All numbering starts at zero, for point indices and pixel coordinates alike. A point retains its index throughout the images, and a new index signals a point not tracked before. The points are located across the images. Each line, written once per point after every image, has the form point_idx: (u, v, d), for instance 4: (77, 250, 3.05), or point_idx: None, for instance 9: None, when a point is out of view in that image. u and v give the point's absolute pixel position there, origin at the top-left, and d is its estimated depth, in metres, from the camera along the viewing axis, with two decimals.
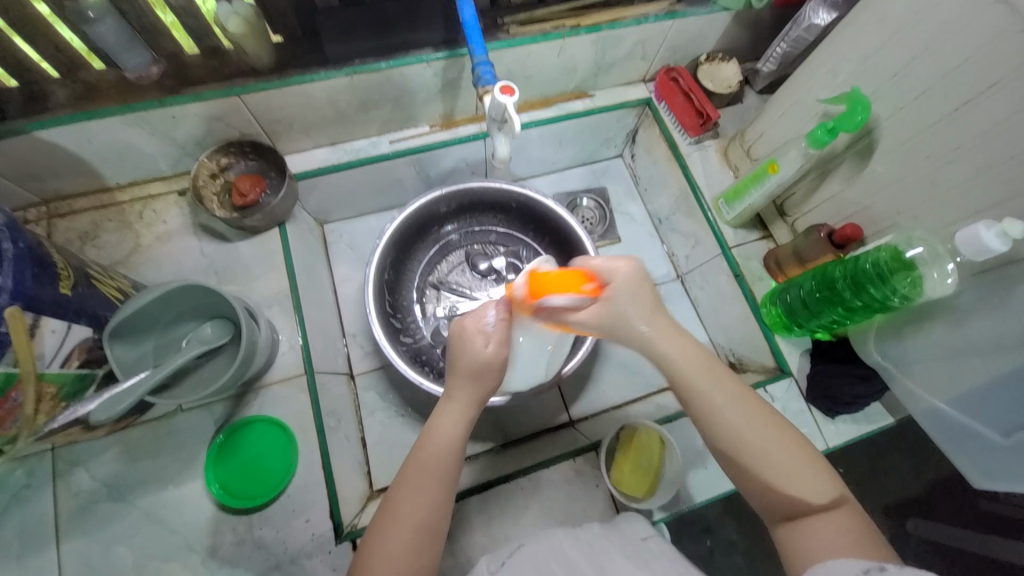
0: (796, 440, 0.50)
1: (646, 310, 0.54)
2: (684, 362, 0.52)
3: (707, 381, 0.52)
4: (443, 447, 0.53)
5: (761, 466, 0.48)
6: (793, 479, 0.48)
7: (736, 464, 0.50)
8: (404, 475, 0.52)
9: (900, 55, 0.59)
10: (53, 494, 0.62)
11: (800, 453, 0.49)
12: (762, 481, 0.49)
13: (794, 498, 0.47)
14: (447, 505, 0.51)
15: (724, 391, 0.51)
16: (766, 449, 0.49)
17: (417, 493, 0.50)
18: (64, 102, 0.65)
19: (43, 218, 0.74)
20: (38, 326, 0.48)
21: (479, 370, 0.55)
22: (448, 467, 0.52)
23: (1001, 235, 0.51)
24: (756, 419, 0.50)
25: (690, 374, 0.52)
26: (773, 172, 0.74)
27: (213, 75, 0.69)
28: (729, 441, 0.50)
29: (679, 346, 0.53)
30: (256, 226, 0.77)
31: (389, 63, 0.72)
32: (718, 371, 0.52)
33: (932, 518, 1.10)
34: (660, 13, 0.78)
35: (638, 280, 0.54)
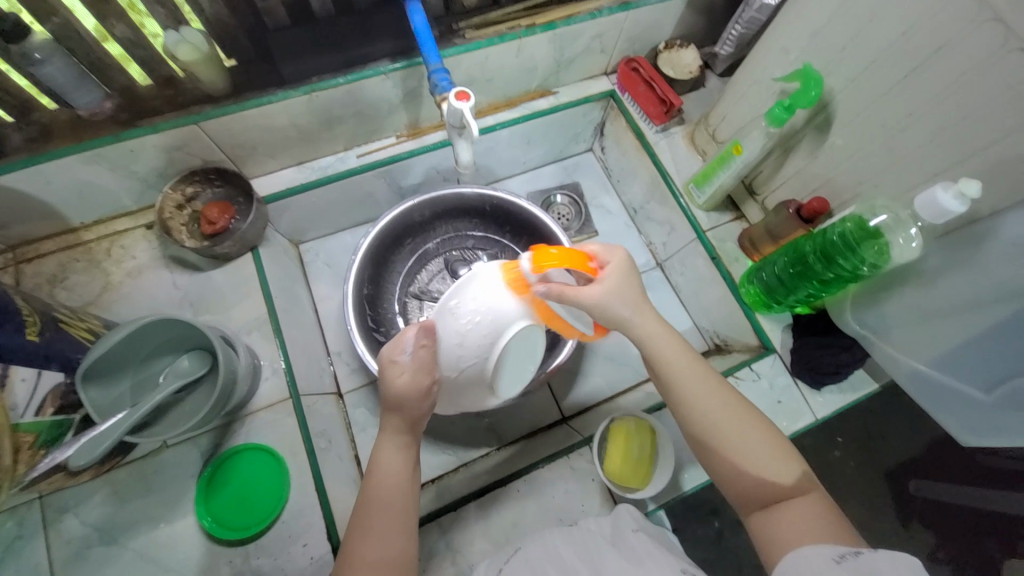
0: (767, 429, 0.53)
1: (637, 300, 0.56)
2: (659, 348, 0.55)
3: (686, 372, 0.54)
4: (389, 479, 0.54)
5: (732, 454, 0.51)
6: (761, 465, 0.50)
7: (709, 449, 0.52)
8: (356, 517, 0.53)
9: (847, 28, 0.60)
10: (42, 545, 0.61)
11: (768, 440, 0.52)
12: (733, 468, 0.51)
13: (759, 479, 0.50)
14: (406, 539, 0.52)
15: (700, 380, 0.54)
16: (735, 435, 0.51)
17: (370, 532, 0.51)
18: (18, 145, 0.64)
19: (9, 264, 0.72)
20: (6, 376, 0.49)
21: (401, 401, 0.56)
22: (398, 497, 0.54)
23: (958, 195, 0.52)
24: (731, 408, 0.53)
25: (672, 365, 0.54)
26: (738, 152, 0.75)
27: (168, 105, 0.68)
28: (703, 425, 0.53)
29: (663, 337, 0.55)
30: (228, 252, 0.76)
31: (346, 78, 0.71)
32: (697, 362, 0.56)
33: (932, 479, 1.11)
34: (613, 5, 0.79)
35: (630, 272, 0.56)
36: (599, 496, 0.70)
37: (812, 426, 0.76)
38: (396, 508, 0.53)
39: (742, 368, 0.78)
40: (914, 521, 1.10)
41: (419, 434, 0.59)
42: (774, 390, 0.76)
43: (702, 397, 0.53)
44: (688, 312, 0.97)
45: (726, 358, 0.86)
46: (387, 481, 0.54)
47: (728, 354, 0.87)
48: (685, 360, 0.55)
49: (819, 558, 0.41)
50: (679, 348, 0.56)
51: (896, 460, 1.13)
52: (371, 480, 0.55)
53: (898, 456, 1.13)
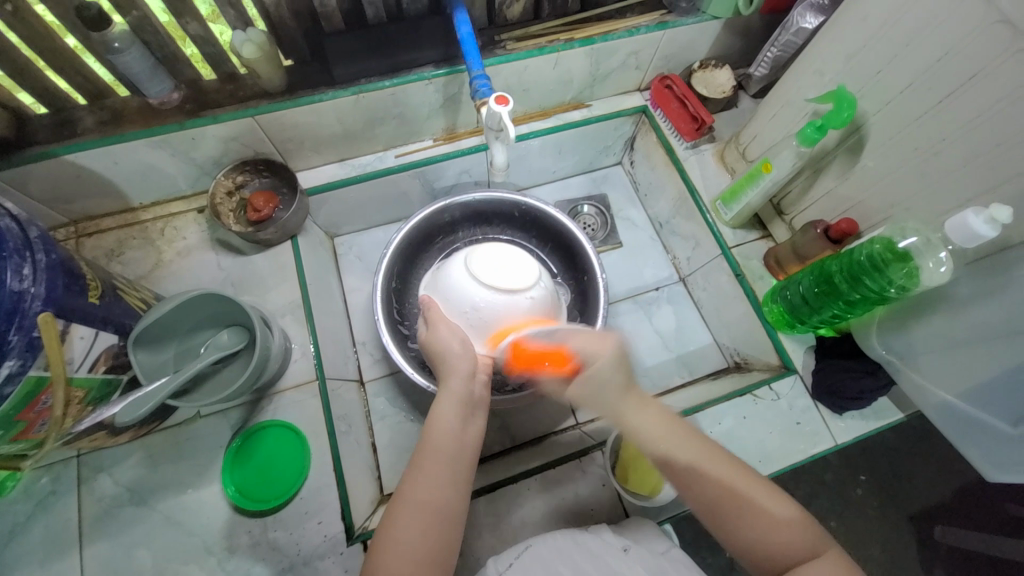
0: (771, 488, 0.54)
1: (625, 388, 0.58)
2: (653, 436, 0.56)
3: (683, 447, 0.55)
4: (448, 429, 0.57)
5: (741, 529, 0.52)
6: (772, 535, 0.51)
7: (717, 518, 0.53)
8: (413, 464, 0.56)
9: (882, 51, 0.61)
10: (78, 499, 0.65)
11: (776, 511, 0.52)
12: (744, 537, 0.52)
13: (776, 544, 0.50)
14: (460, 488, 0.56)
15: (696, 449, 0.55)
16: (744, 504, 0.52)
17: (426, 479, 0.55)
18: (91, 128, 0.70)
19: (72, 236, 0.78)
20: (68, 333, 0.51)
21: (444, 355, 0.63)
22: (455, 447, 0.57)
23: (990, 221, 0.52)
24: (737, 479, 0.53)
25: (670, 442, 0.55)
26: (767, 170, 0.76)
27: (229, 98, 0.74)
28: (712, 498, 0.53)
29: (653, 418, 0.56)
30: (270, 239, 0.80)
31: (392, 81, 0.76)
32: (694, 436, 0.56)
33: (959, 526, 1.07)
34: (651, 24, 0.82)
35: (619, 361, 0.59)
36: (607, 501, 0.70)
37: (832, 451, 0.75)
38: (451, 460, 0.56)
39: (761, 386, 0.77)
40: (939, 568, 1.05)
41: (473, 397, 0.62)
42: (793, 412, 0.75)
43: (705, 471, 0.54)
44: (708, 329, 0.97)
45: (746, 375, 0.85)
46: (444, 431, 0.57)
47: (747, 372, 0.86)
48: (677, 430, 0.56)
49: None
50: (677, 430, 0.56)
51: (923, 501, 1.08)
52: (428, 431, 0.58)
53: (925, 497, 1.09)
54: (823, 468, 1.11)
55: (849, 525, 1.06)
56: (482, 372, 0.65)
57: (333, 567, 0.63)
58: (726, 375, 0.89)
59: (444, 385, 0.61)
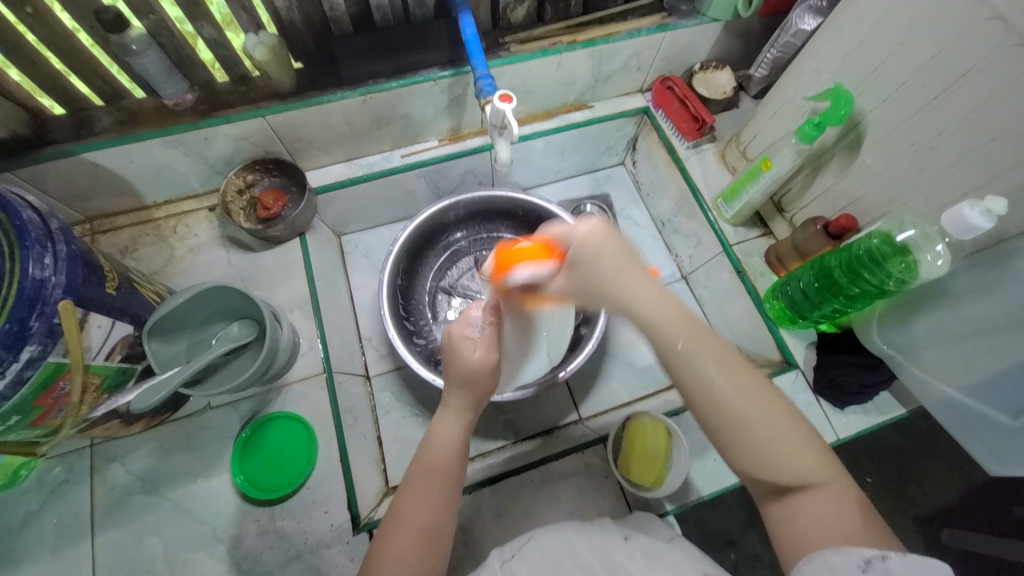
0: (789, 412, 0.46)
1: (622, 271, 0.48)
2: (662, 326, 0.46)
3: (703, 351, 0.46)
4: (446, 448, 0.56)
5: (747, 446, 0.45)
6: (781, 458, 0.45)
7: (720, 439, 0.47)
8: (408, 480, 0.55)
9: (878, 50, 0.63)
10: (90, 487, 0.66)
11: (790, 438, 0.45)
12: (747, 462, 0.46)
13: (782, 472, 0.45)
14: (451, 507, 0.54)
15: (713, 360, 0.46)
16: (751, 427, 0.45)
17: (419, 497, 0.53)
18: (108, 127, 0.72)
19: (87, 233, 0.80)
20: (86, 321, 0.52)
21: (472, 377, 0.59)
22: (457, 469, 0.56)
23: (985, 212, 0.53)
24: (745, 395, 0.46)
25: (691, 354, 0.46)
26: (767, 168, 0.77)
27: (241, 99, 0.76)
28: (726, 421, 0.46)
29: (665, 305, 0.47)
30: (279, 236, 0.82)
31: (399, 82, 0.78)
32: (716, 342, 0.47)
33: (967, 528, 1.06)
34: (652, 26, 0.83)
35: (604, 242, 0.49)
36: (610, 493, 0.71)
37: (834, 446, 0.76)
38: (453, 479, 0.55)
39: None
40: None
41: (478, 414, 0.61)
42: (796, 406, 0.76)
43: (724, 388, 0.45)
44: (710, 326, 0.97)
45: None
46: (442, 449, 0.56)
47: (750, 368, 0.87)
48: (699, 339, 0.46)
49: (842, 564, 0.39)
50: (684, 322, 0.47)
51: (930, 504, 1.08)
52: (426, 447, 0.57)
53: (932, 499, 1.08)
54: None
55: None
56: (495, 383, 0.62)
57: (339, 556, 0.64)
58: None
59: (445, 400, 0.60)
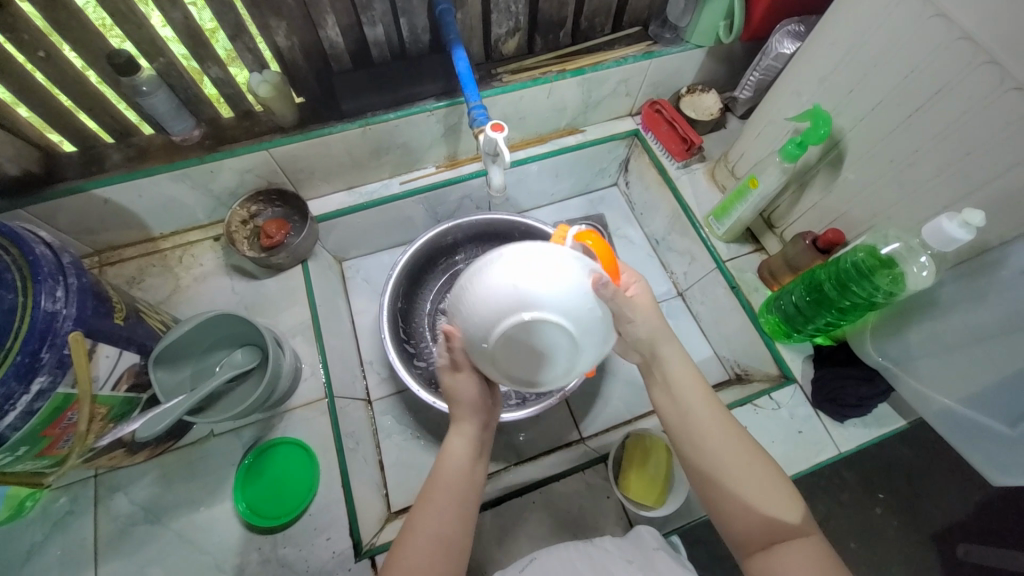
0: (774, 472, 0.54)
1: (661, 328, 0.59)
2: (674, 383, 0.59)
3: (699, 409, 0.57)
4: (463, 463, 0.59)
5: (732, 495, 0.53)
6: (761, 509, 0.52)
7: (710, 487, 0.55)
8: (423, 494, 0.57)
9: (852, 72, 0.65)
10: (94, 518, 0.67)
11: (770, 489, 0.53)
12: (731, 509, 0.53)
13: (763, 520, 0.51)
14: (469, 520, 0.57)
15: (713, 418, 0.57)
16: (732, 475, 0.54)
17: (436, 510, 0.55)
18: (118, 164, 0.75)
19: (96, 265, 0.83)
20: (94, 351, 0.54)
21: (478, 402, 0.61)
22: (470, 483, 0.58)
23: (964, 225, 0.54)
24: (732, 448, 0.55)
25: (698, 409, 0.57)
26: (754, 186, 0.79)
27: (245, 134, 0.79)
28: (713, 471, 0.55)
29: (682, 368, 0.59)
30: (282, 263, 0.84)
31: (396, 114, 0.81)
32: (715, 404, 0.58)
33: (981, 542, 1.04)
34: (638, 54, 0.87)
35: (649, 298, 0.60)
36: (612, 513, 0.71)
37: (836, 460, 0.75)
38: (468, 491, 0.58)
39: (761, 396, 0.79)
40: None
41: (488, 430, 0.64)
42: (794, 420, 0.77)
43: (718, 443, 0.55)
44: (708, 342, 0.98)
45: (746, 386, 0.86)
46: (456, 463, 0.58)
47: (749, 383, 0.87)
48: (705, 402, 0.58)
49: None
50: (694, 384, 0.59)
51: (941, 518, 1.06)
52: (442, 461, 0.59)
53: (943, 514, 1.07)
54: (837, 486, 1.09)
55: (865, 543, 1.04)
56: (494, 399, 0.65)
57: None
58: (727, 387, 0.90)
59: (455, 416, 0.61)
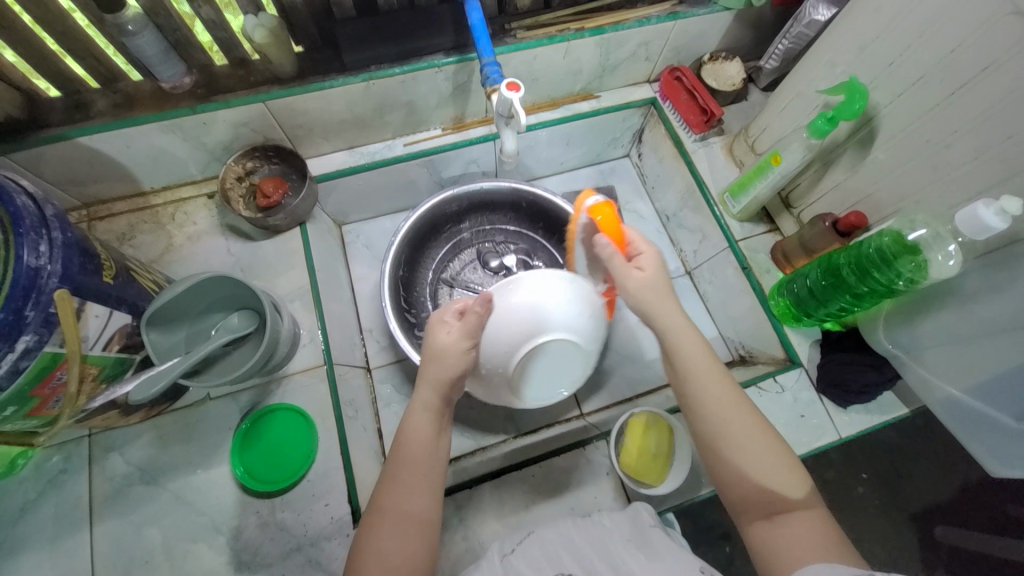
0: (779, 445, 0.53)
1: (665, 292, 0.59)
2: (683, 350, 0.56)
3: (709, 378, 0.55)
4: (419, 441, 0.55)
5: (739, 466, 0.52)
6: (768, 481, 0.51)
7: (716, 462, 0.53)
8: (386, 475, 0.55)
9: (894, 43, 0.61)
10: (89, 478, 0.66)
11: (778, 462, 0.52)
12: (738, 484, 0.52)
13: (770, 492, 0.51)
14: (434, 499, 0.54)
15: (718, 393, 0.55)
16: (742, 447, 0.52)
17: (400, 492, 0.53)
18: (104, 111, 0.70)
19: (84, 220, 0.79)
20: (83, 310, 0.51)
21: (439, 357, 0.58)
22: (433, 459, 0.56)
23: (1000, 212, 0.52)
24: (741, 419, 0.53)
25: (705, 380, 0.55)
26: (776, 163, 0.75)
27: (240, 84, 0.74)
28: (720, 441, 0.53)
29: (685, 341, 0.57)
30: (279, 225, 0.81)
31: (402, 69, 0.76)
32: (723, 374, 0.56)
33: (961, 525, 1.07)
34: (662, 14, 0.81)
35: (659, 262, 0.61)
36: (611, 490, 0.71)
37: (836, 445, 0.75)
38: (431, 471, 0.55)
39: (766, 378, 0.78)
40: (940, 567, 1.06)
41: (451, 402, 0.59)
42: (798, 404, 0.76)
43: (727, 413, 0.54)
44: (714, 322, 0.97)
45: (751, 368, 0.85)
46: (417, 443, 0.55)
47: (753, 365, 0.87)
48: (713, 371, 0.56)
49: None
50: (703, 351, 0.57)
51: (927, 501, 1.09)
52: (401, 442, 0.56)
53: (928, 495, 1.09)
54: (827, 465, 1.11)
55: (851, 522, 1.06)
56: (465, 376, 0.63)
57: (339, 548, 0.64)
58: (731, 368, 0.89)
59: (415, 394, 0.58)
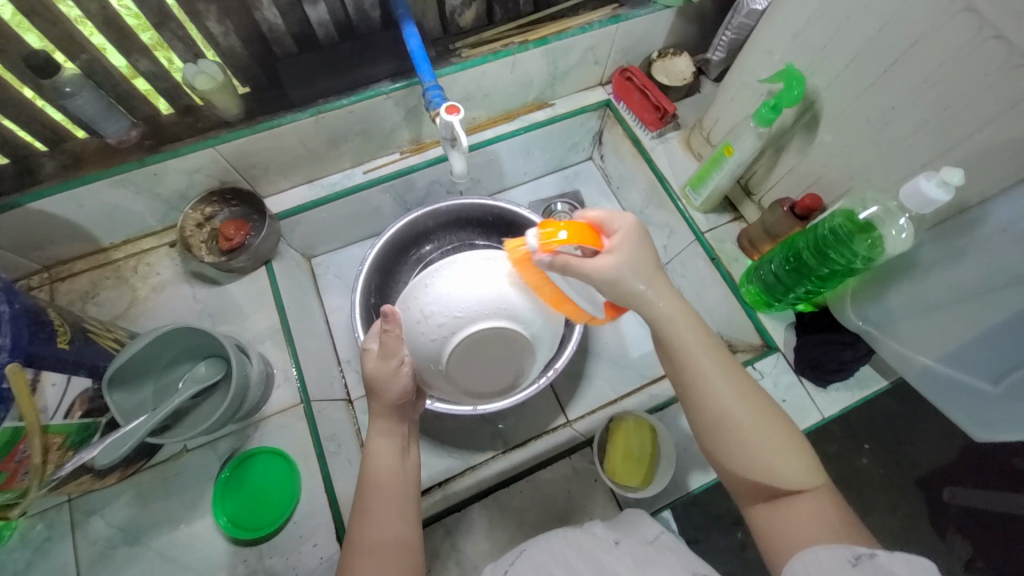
0: (792, 432, 0.51)
1: (653, 275, 0.53)
2: (684, 332, 0.53)
3: (710, 359, 0.52)
4: (385, 468, 0.57)
5: (743, 450, 0.50)
6: (774, 464, 0.49)
7: (722, 446, 0.51)
8: (358, 509, 0.55)
9: (825, 27, 0.62)
10: (71, 545, 0.64)
11: (784, 446, 0.50)
12: (746, 463, 0.50)
13: (774, 476, 0.49)
14: (410, 519, 0.56)
15: (723, 367, 0.52)
16: (748, 431, 0.50)
17: (375, 519, 0.54)
18: (53, 173, 0.70)
19: (46, 282, 0.78)
20: (38, 380, 0.51)
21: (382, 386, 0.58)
22: (402, 480, 0.57)
23: (942, 184, 0.52)
24: (742, 400, 0.51)
25: (702, 362, 0.52)
26: (730, 153, 0.76)
27: (188, 131, 0.74)
28: (725, 426, 0.51)
29: (686, 321, 0.53)
30: (244, 267, 0.80)
31: (350, 99, 0.76)
32: (722, 352, 0.54)
33: (968, 485, 1.06)
34: (604, 18, 0.82)
35: (639, 238, 0.53)
36: (601, 497, 0.70)
37: (820, 425, 0.76)
38: (401, 493, 0.56)
39: (744, 367, 0.78)
40: (949, 531, 1.06)
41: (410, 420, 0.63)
42: (778, 389, 0.76)
43: (730, 397, 0.51)
44: None
45: (730, 358, 0.85)
46: (382, 469, 0.57)
47: (732, 354, 0.87)
48: (709, 352, 0.53)
49: (834, 555, 0.41)
50: (700, 331, 0.54)
51: (927, 468, 1.09)
52: (366, 474, 0.57)
53: (928, 461, 1.09)
54: (825, 442, 1.10)
55: (854, 498, 1.06)
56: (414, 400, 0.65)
57: None
58: None
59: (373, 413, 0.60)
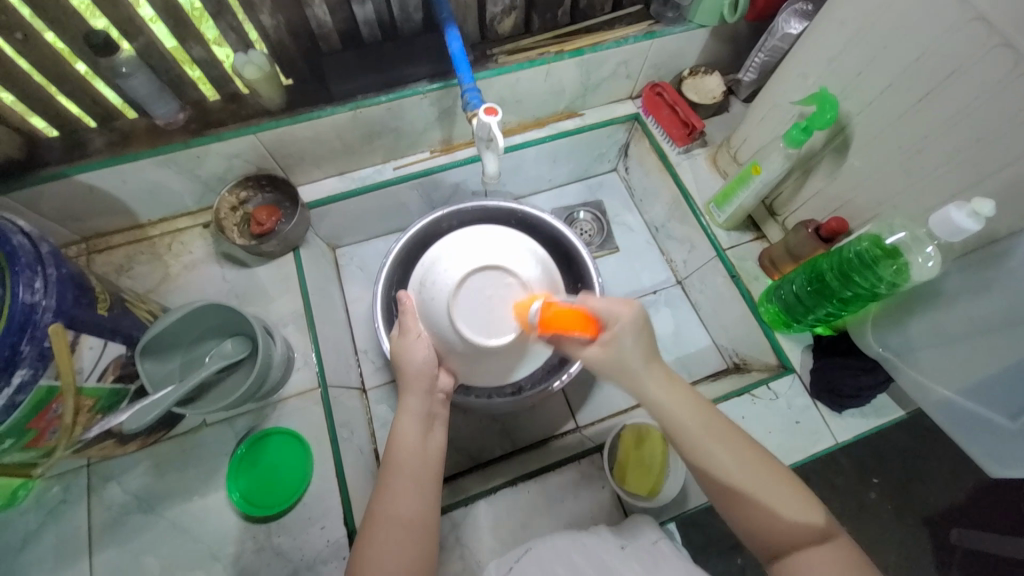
0: (794, 482, 0.54)
1: (646, 361, 0.58)
2: (676, 411, 0.56)
3: (708, 430, 0.55)
4: (411, 446, 0.59)
5: (750, 509, 0.52)
6: (779, 519, 0.51)
7: (733, 509, 0.53)
8: (381, 482, 0.57)
9: (861, 54, 0.63)
10: (87, 507, 0.66)
11: (786, 497, 0.52)
12: (756, 523, 0.52)
13: (785, 531, 0.51)
14: (430, 498, 0.57)
15: (722, 436, 0.55)
16: (751, 493, 0.53)
17: (398, 495, 0.56)
18: (101, 148, 0.73)
19: (83, 253, 0.81)
20: (78, 343, 0.53)
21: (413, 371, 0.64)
22: (425, 460, 0.59)
23: (973, 215, 0.52)
24: (739, 463, 0.54)
25: (694, 429, 0.55)
26: (757, 172, 0.77)
27: (232, 117, 0.76)
28: (729, 488, 0.53)
29: (677, 396, 0.57)
30: (273, 251, 0.83)
31: (388, 96, 0.78)
32: (718, 419, 0.57)
33: (979, 527, 1.04)
34: (639, 34, 0.84)
35: (641, 327, 0.58)
36: (607, 503, 0.71)
37: (833, 450, 0.75)
38: (423, 472, 0.58)
39: (759, 386, 0.78)
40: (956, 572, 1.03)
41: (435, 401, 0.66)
42: (792, 411, 0.76)
43: (728, 466, 0.53)
44: (706, 330, 0.97)
45: (745, 376, 0.86)
46: (406, 446, 0.59)
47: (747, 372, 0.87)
48: (701, 421, 0.56)
49: None
50: (694, 402, 0.57)
51: (938, 505, 1.07)
52: (392, 451, 0.59)
53: (940, 498, 1.07)
54: (834, 471, 1.09)
55: (862, 530, 1.05)
56: (439, 391, 0.69)
57: (335, 571, 0.64)
58: (726, 376, 0.90)
59: (404, 402, 0.64)
